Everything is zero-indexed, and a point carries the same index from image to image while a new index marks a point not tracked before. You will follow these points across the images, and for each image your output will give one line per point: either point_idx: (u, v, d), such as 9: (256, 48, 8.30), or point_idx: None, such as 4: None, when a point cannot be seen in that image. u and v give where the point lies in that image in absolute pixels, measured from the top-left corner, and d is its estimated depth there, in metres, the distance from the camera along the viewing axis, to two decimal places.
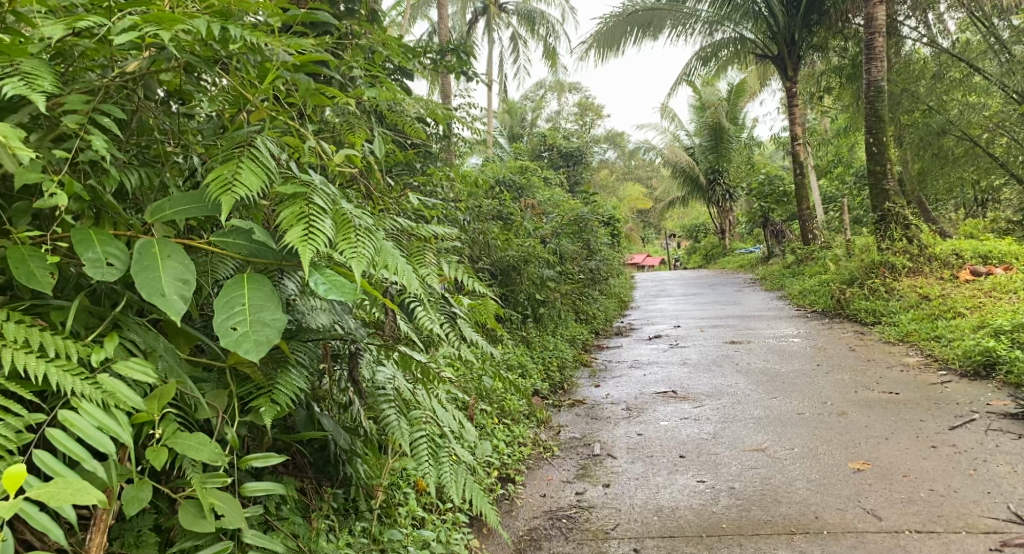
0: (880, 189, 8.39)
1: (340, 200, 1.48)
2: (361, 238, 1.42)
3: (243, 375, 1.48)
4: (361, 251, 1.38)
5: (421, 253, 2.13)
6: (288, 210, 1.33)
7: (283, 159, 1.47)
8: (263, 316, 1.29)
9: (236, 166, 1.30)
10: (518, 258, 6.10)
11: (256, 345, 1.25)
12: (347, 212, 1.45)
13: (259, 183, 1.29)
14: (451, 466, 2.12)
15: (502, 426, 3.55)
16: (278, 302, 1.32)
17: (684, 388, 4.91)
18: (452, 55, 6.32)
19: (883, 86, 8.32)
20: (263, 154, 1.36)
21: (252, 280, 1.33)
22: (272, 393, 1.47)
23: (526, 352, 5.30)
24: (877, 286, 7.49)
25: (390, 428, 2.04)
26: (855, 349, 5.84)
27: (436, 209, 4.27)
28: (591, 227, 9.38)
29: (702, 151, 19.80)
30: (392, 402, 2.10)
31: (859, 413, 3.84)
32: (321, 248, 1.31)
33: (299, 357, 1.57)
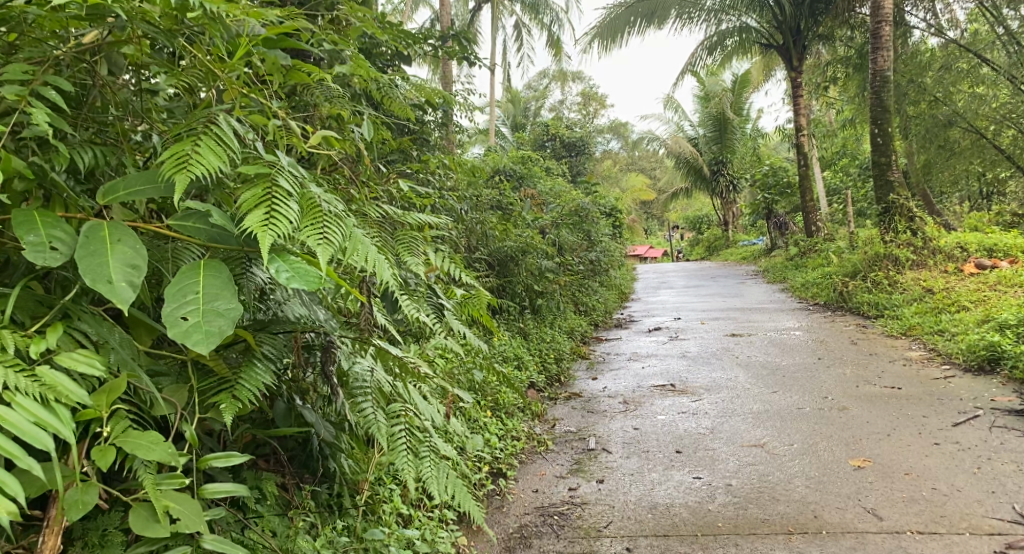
0: (884, 181, 8.29)
1: (308, 183, 1.42)
2: (329, 223, 1.37)
3: (206, 368, 1.43)
4: (328, 239, 1.33)
5: (407, 244, 2.06)
6: (249, 193, 1.28)
7: (248, 138, 1.42)
8: (217, 306, 1.24)
9: (195, 143, 1.25)
10: (516, 249, 6.03)
11: (206, 337, 1.20)
12: (316, 196, 1.40)
13: (217, 162, 1.24)
14: (432, 462, 2.08)
15: (495, 420, 3.49)
16: (235, 292, 1.27)
17: (682, 381, 4.83)
18: (453, 41, 6.24)
19: (890, 75, 8.20)
20: (224, 131, 1.30)
21: (210, 269, 1.28)
22: (234, 388, 1.40)
23: (523, 344, 5.23)
24: (880, 279, 7.40)
25: (368, 423, 1.95)
26: (857, 342, 5.76)
27: (432, 196, 4.20)
28: (591, 218, 9.30)
29: (706, 142, 19.63)
30: (370, 395, 1.99)
31: (860, 408, 3.76)
32: (281, 235, 1.25)
33: (266, 350, 1.51)
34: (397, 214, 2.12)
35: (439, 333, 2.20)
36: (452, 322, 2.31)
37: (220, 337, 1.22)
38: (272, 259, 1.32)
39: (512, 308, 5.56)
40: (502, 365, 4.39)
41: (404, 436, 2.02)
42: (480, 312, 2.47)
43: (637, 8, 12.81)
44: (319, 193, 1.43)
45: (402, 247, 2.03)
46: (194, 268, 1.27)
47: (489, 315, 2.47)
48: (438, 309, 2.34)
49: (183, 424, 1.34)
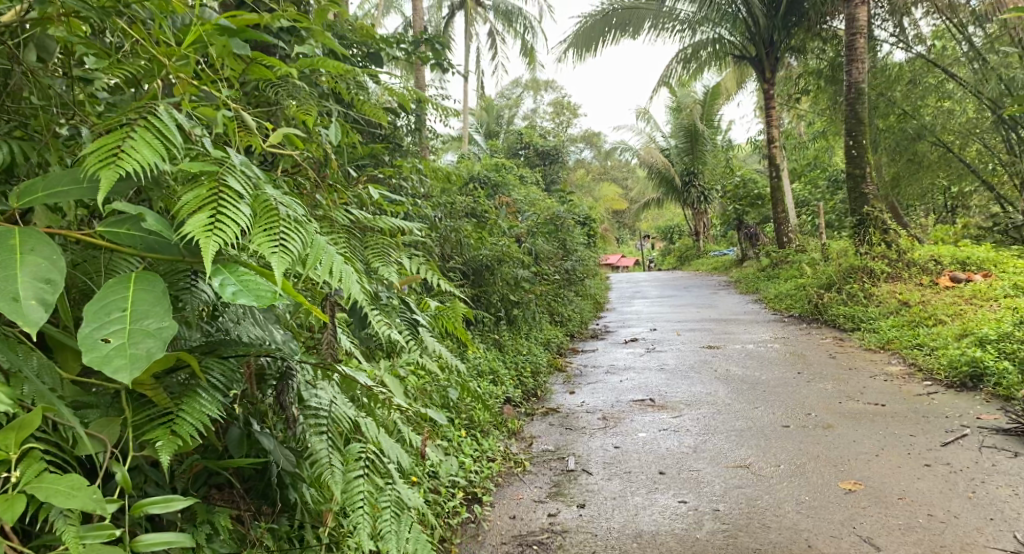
0: (858, 193, 8.31)
1: (262, 185, 1.26)
2: (288, 229, 1.20)
3: (142, 398, 1.28)
4: (285, 246, 1.17)
5: (379, 253, 1.89)
6: (191, 195, 1.13)
7: (195, 133, 1.26)
8: (148, 324, 1.09)
9: (128, 136, 1.10)
10: (491, 258, 5.87)
11: (131, 361, 1.05)
12: (272, 198, 1.24)
13: (153, 157, 1.09)
14: (393, 513, 1.99)
15: (470, 440, 3.32)
16: (170, 309, 1.12)
17: (661, 396, 4.70)
18: (429, 46, 6.09)
19: (864, 88, 8.23)
20: (165, 123, 1.15)
21: (143, 283, 1.13)
22: (174, 422, 1.27)
23: (499, 357, 5.05)
24: (855, 291, 7.38)
25: (321, 467, 1.81)
26: (835, 356, 5.69)
27: (405, 204, 4.03)
28: (566, 227, 9.20)
29: (678, 152, 19.72)
30: (327, 433, 1.84)
31: (845, 426, 3.67)
32: (228, 242, 1.09)
33: (212, 377, 1.35)
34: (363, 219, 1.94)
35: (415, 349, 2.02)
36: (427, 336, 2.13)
37: (148, 360, 1.06)
38: (217, 271, 1.16)
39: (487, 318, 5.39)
40: (476, 379, 4.22)
41: (362, 479, 1.94)
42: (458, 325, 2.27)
43: (612, 17, 12.76)
44: (277, 194, 1.27)
45: (373, 255, 1.87)
46: (123, 281, 1.13)
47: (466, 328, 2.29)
48: (411, 324, 2.15)
49: (113, 464, 1.19)
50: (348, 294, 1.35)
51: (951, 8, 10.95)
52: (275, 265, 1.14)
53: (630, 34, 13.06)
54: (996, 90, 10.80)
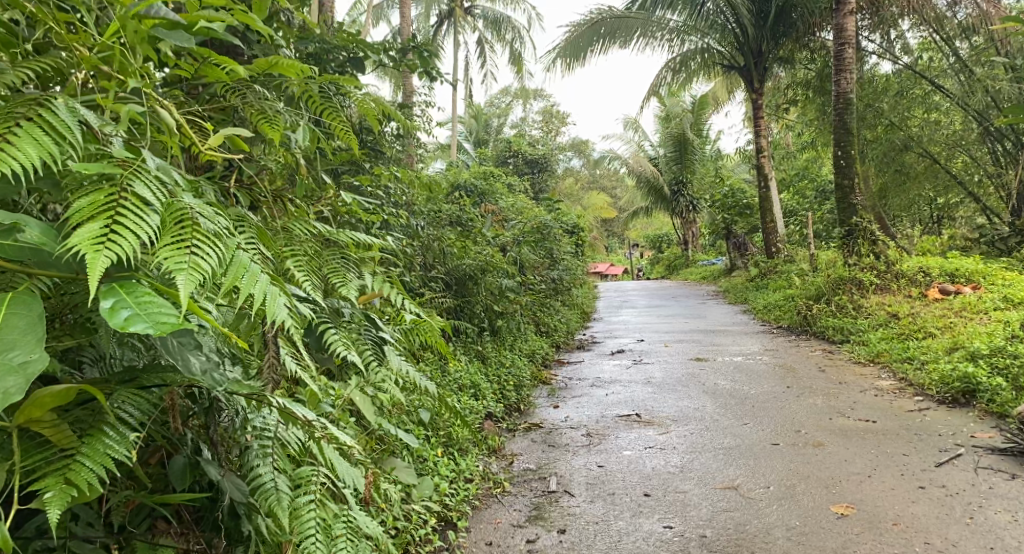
0: (847, 204, 8.24)
1: (180, 193, 1.23)
2: (199, 247, 1.17)
3: (36, 439, 1.23)
4: (195, 261, 1.15)
5: (338, 273, 1.79)
6: (86, 199, 1.10)
7: (105, 131, 1.25)
8: (13, 358, 1.06)
9: (12, 132, 1.09)
10: (476, 268, 5.74)
11: None
12: (188, 206, 1.21)
13: (37, 154, 1.09)
14: (347, 544, 1.86)
15: (447, 459, 3.18)
16: (40, 340, 1.09)
17: (648, 411, 4.58)
18: (415, 52, 5.97)
19: (852, 98, 8.18)
20: (62, 120, 1.15)
21: (19, 305, 1.12)
22: (63, 470, 1.21)
23: (481, 370, 4.90)
24: (844, 303, 7.30)
25: (266, 496, 1.69)
26: (825, 370, 5.58)
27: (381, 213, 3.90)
28: (553, 236, 9.08)
29: (667, 162, 19.70)
30: (273, 457, 1.74)
31: (836, 444, 3.55)
32: (118, 258, 1.06)
33: (119, 413, 1.31)
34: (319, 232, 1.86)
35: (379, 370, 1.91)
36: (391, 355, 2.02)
37: (4, 400, 1.02)
38: (112, 291, 1.12)
39: (471, 329, 5.26)
40: (456, 394, 4.08)
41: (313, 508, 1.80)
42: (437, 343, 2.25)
43: (600, 26, 12.67)
44: (196, 202, 1.25)
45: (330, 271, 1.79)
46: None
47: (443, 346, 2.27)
48: (376, 343, 2.02)
49: None
50: (274, 318, 1.30)
51: (938, 20, 10.95)
52: (180, 283, 1.12)
53: (618, 43, 12.99)
54: (983, 101, 10.80)
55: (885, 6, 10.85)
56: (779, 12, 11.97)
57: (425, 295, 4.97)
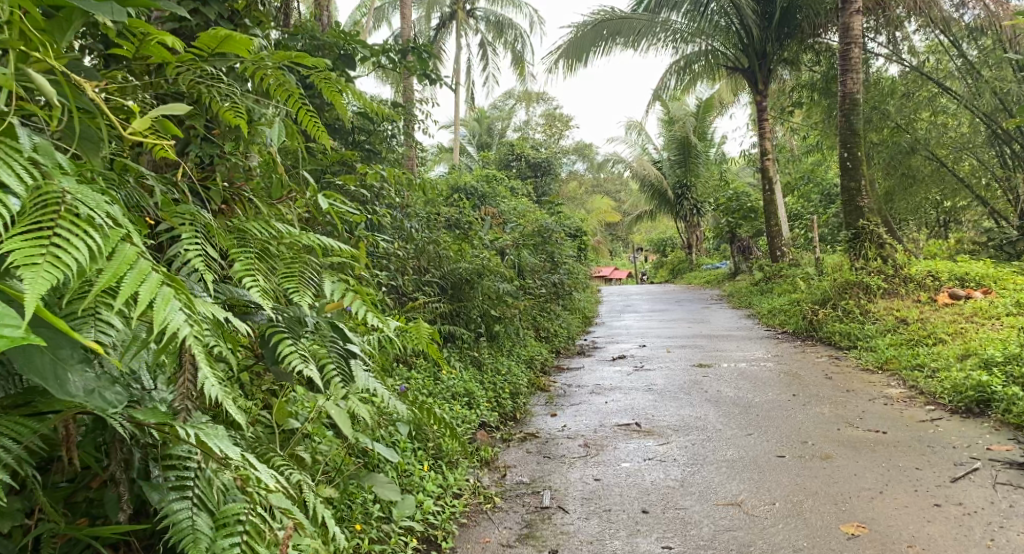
0: (854, 206, 8.07)
1: (58, 183, 1.28)
2: (54, 248, 1.18)
3: None
4: (53, 257, 1.17)
5: (297, 288, 1.83)
6: None
7: None
8: None
9: None
10: (471, 272, 5.58)
11: None
12: (61, 195, 1.26)
13: None
14: None
15: (434, 473, 3.02)
16: None
17: (648, 420, 4.41)
18: (411, 52, 5.82)
19: (859, 99, 8.02)
20: None
21: None
22: None
23: (475, 378, 4.75)
24: (851, 307, 7.13)
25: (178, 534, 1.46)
26: (832, 377, 5.39)
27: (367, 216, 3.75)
28: (554, 239, 8.94)
29: (670, 165, 19.51)
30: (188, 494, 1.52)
31: (845, 457, 3.39)
32: None
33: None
34: (283, 235, 1.94)
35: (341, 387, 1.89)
36: (357, 368, 2.00)
37: None
38: None
39: (466, 335, 5.10)
40: (448, 403, 3.93)
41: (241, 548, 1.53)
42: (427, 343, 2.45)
43: (602, 28, 12.50)
44: (75, 190, 1.30)
45: (286, 278, 1.83)
46: None
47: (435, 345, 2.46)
48: (343, 356, 1.99)
49: None
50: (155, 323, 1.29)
51: (945, 21, 10.77)
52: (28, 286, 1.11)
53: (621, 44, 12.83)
54: (991, 103, 10.61)
55: (891, 8, 10.69)
56: (784, 13, 11.82)
57: (417, 300, 4.82)
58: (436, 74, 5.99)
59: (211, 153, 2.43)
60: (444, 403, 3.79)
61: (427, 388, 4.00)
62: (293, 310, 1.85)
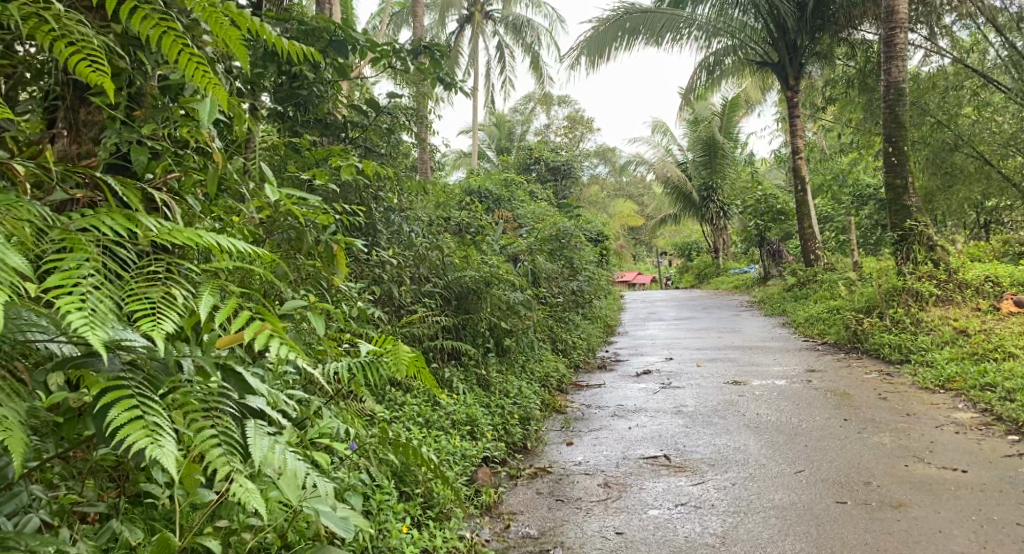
0: (900, 205, 7.37)
1: None
2: None
3: None
4: None
5: (162, 311, 1.42)
6: None
7: None
8: None
9: None
10: (478, 281, 5.06)
11: None
12: None
13: None
14: None
15: (418, 533, 2.50)
16: None
17: (679, 451, 3.84)
18: (425, 53, 5.35)
19: (905, 88, 7.34)
20: None
21: None
22: None
23: (480, 401, 4.22)
24: (900, 317, 6.48)
25: None
26: (887, 398, 4.76)
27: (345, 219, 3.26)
28: (573, 245, 8.39)
29: (696, 167, 18.82)
30: None
31: (923, 505, 2.81)
32: None
33: None
34: (150, 234, 1.54)
35: (224, 465, 1.52)
36: (256, 435, 1.63)
37: None
38: None
39: (473, 352, 4.59)
40: (445, 435, 3.44)
41: None
42: (404, 365, 2.23)
43: (625, 21, 11.90)
44: None
45: (141, 303, 1.39)
46: None
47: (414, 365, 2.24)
48: (237, 415, 1.67)
49: None
50: None
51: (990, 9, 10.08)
52: None
53: (643, 40, 12.23)
54: None
55: None
56: (817, 3, 11.14)
57: (415, 314, 4.31)
58: (452, 79, 5.51)
59: (131, 140, 1.96)
60: (437, 440, 3.28)
61: (424, 417, 3.54)
62: (155, 367, 1.49)
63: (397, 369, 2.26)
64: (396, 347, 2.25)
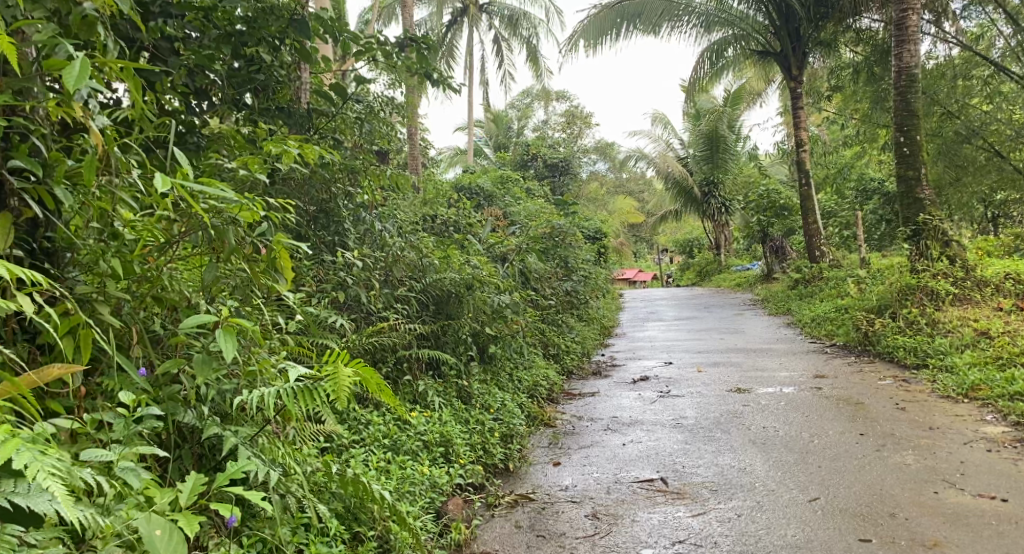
0: (912, 198, 6.95)
1: None
2: None
3: None
4: None
5: None
6: None
7: None
8: None
9: None
10: (458, 283, 4.65)
11: None
12: None
13: None
14: None
15: None
16: None
17: (679, 473, 3.44)
18: (411, 47, 4.99)
19: (918, 74, 6.93)
20: None
21: None
22: None
23: (456, 417, 3.82)
24: (915, 317, 6.07)
25: None
26: (905, 408, 4.36)
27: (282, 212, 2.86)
28: (568, 242, 7.97)
29: (697, 162, 18.37)
30: None
31: (962, 546, 2.44)
32: None
33: None
34: None
35: None
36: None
37: None
38: None
39: (452, 362, 4.22)
40: (411, 462, 3.07)
41: None
42: (337, 389, 2.10)
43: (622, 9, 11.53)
44: None
45: None
46: None
47: (346, 389, 2.12)
48: None
49: None
50: None
51: None
52: None
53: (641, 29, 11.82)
54: None
55: None
56: None
57: (386, 322, 3.92)
58: (443, 77, 5.16)
59: None
60: (401, 471, 2.90)
61: (390, 440, 3.22)
62: None
63: (331, 393, 2.13)
64: (332, 370, 2.12)
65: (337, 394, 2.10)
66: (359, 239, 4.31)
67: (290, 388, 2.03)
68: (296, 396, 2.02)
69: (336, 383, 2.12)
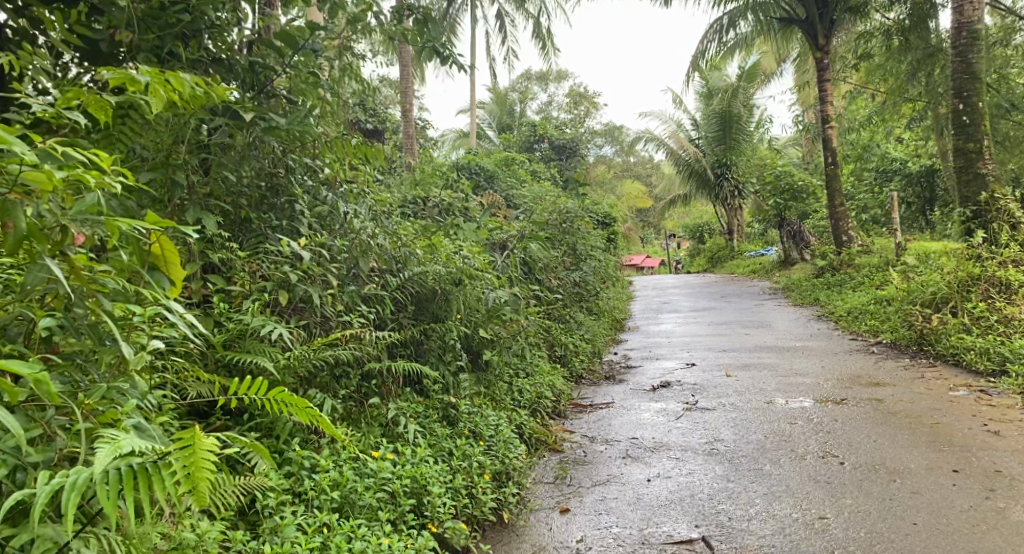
0: (972, 173, 6.07)
1: None
2: None
3: None
4: None
5: None
6: None
7: None
8: None
9: None
10: (445, 278, 3.81)
11: None
12: None
13: None
14: None
15: None
16: None
17: (726, 531, 2.60)
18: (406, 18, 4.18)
19: (980, 30, 6.04)
20: None
21: None
22: None
23: (433, 451, 2.97)
24: (982, 312, 5.19)
25: None
26: (999, 429, 3.52)
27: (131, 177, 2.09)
28: (575, 225, 7.10)
29: (709, 143, 17.40)
30: None
31: None
32: None
33: None
34: None
35: None
36: None
37: None
38: None
39: (436, 376, 3.39)
40: (363, 530, 2.24)
41: None
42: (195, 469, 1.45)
43: None
44: None
45: None
46: None
47: (207, 471, 1.48)
48: None
49: None
50: None
51: None
52: None
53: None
54: None
55: None
56: None
57: (347, 329, 3.09)
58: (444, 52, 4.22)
59: None
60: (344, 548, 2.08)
61: (340, 493, 2.40)
62: None
63: (186, 476, 1.47)
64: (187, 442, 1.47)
65: (194, 478, 1.46)
66: (319, 223, 3.47)
67: (115, 472, 1.39)
68: (124, 483, 1.37)
69: (194, 460, 1.49)
